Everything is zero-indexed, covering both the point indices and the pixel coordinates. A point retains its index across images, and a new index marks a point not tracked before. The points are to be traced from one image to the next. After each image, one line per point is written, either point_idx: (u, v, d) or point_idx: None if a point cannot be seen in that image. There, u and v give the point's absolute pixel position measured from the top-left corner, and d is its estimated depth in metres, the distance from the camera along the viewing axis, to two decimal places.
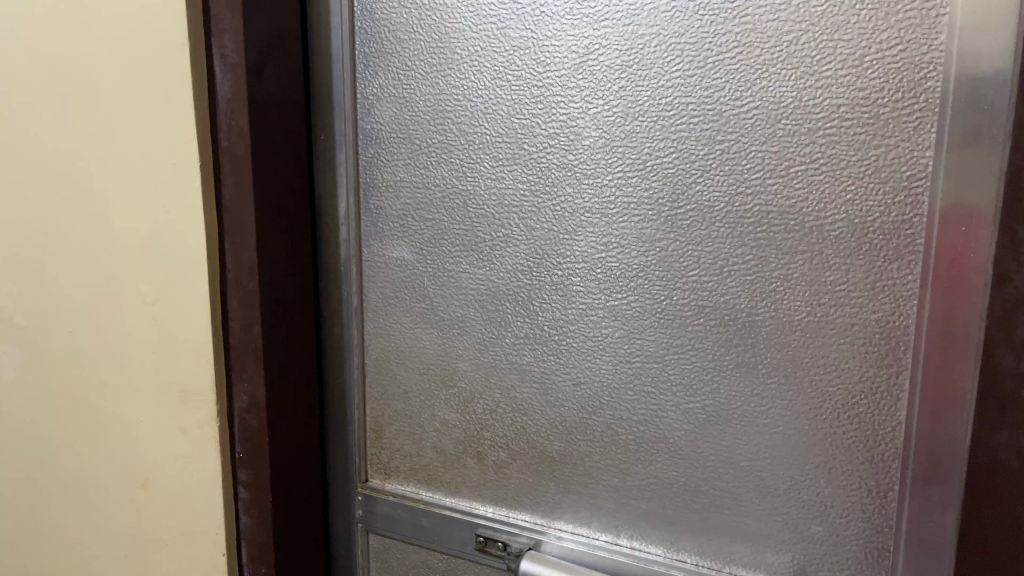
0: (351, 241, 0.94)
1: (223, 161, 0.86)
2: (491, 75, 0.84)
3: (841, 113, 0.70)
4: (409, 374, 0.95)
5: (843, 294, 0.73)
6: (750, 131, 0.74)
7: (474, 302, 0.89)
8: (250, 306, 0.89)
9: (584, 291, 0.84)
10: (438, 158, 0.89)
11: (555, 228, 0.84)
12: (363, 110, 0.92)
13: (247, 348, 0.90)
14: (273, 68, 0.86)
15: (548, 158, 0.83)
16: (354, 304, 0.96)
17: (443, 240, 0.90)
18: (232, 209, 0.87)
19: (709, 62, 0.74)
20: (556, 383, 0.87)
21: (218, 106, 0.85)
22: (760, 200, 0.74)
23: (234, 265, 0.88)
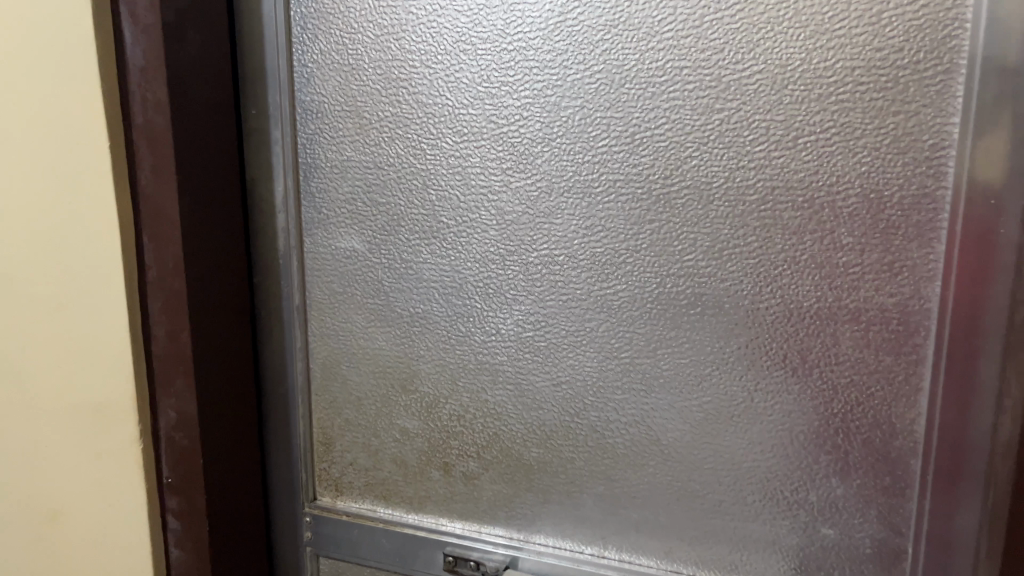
0: (291, 230, 0.82)
1: (137, 141, 0.73)
2: (453, 38, 0.74)
3: (856, 76, 0.63)
4: (362, 379, 0.85)
5: (857, 276, 0.66)
6: (754, 98, 0.66)
7: (438, 297, 0.80)
8: (175, 310, 0.76)
9: (566, 281, 0.75)
10: (393, 134, 0.78)
11: (531, 211, 0.74)
12: (300, 80, 0.80)
13: (174, 357, 0.78)
14: (193, 31, 0.74)
15: (522, 131, 0.73)
16: (297, 302, 0.84)
17: (400, 227, 0.79)
18: (150, 196, 0.74)
19: (706, 20, 0.66)
20: (533, 383, 0.78)
21: (128, 75, 0.72)
22: (764, 175, 0.67)
23: (154, 262, 0.76)
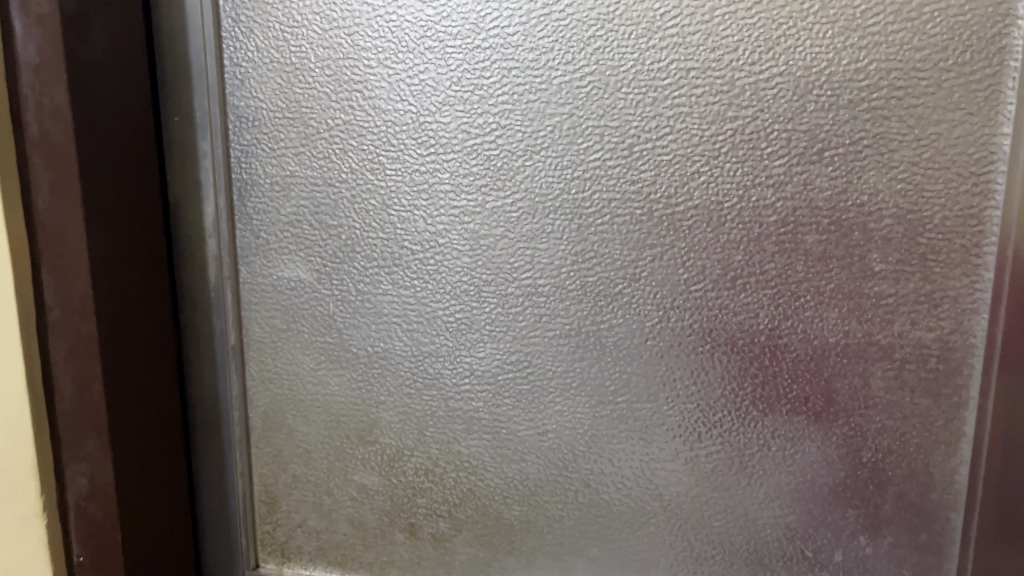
0: (224, 257, 0.70)
1: (31, 156, 0.60)
2: (417, 33, 0.63)
3: (892, 81, 0.55)
4: (311, 429, 0.73)
5: (891, 309, 0.58)
6: (773, 104, 0.57)
7: (402, 333, 0.69)
8: (82, 357, 0.64)
9: (551, 314, 0.65)
10: (345, 146, 0.66)
11: (511, 235, 0.64)
12: (232, 82, 0.68)
13: (83, 414, 0.65)
14: (99, 22, 0.61)
15: (500, 142, 0.63)
16: (232, 341, 0.72)
17: (355, 253, 0.68)
18: (49, 223, 0.61)
19: (717, 14, 0.57)
20: (514, 432, 0.68)
21: (19, 76, 0.59)
22: (783, 194, 0.58)
23: (55, 302, 0.63)
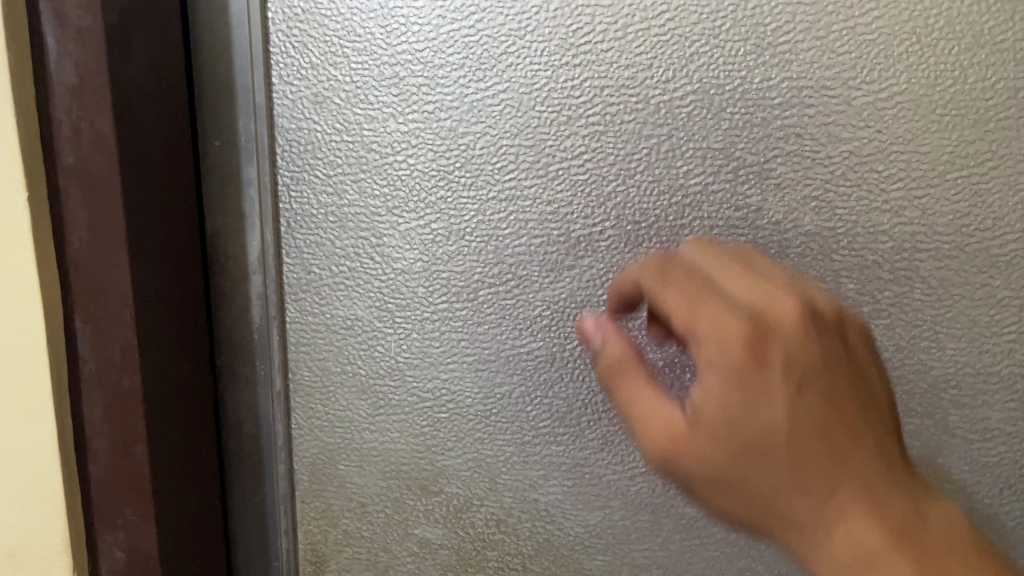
0: (271, 295, 0.63)
1: (66, 189, 0.51)
2: (497, 48, 0.57)
3: (1021, 99, 0.52)
4: (366, 481, 0.67)
5: (1014, 338, 0.55)
6: (891, 124, 0.54)
7: (473, 374, 0.63)
8: (124, 416, 0.55)
9: (643, 348, 0.61)
10: (412, 172, 0.61)
11: (600, 266, 0.60)
12: (280, 102, 0.61)
13: (123, 480, 0.56)
14: (140, 35, 0.53)
15: (590, 166, 0.58)
16: (278, 387, 0.65)
17: (422, 288, 0.62)
18: (86, 266, 0.52)
19: (833, 30, 0.54)
20: (600, 477, 0.63)
21: (52, 97, 0.50)
22: (901, 219, 0.55)
23: (92, 354, 0.54)
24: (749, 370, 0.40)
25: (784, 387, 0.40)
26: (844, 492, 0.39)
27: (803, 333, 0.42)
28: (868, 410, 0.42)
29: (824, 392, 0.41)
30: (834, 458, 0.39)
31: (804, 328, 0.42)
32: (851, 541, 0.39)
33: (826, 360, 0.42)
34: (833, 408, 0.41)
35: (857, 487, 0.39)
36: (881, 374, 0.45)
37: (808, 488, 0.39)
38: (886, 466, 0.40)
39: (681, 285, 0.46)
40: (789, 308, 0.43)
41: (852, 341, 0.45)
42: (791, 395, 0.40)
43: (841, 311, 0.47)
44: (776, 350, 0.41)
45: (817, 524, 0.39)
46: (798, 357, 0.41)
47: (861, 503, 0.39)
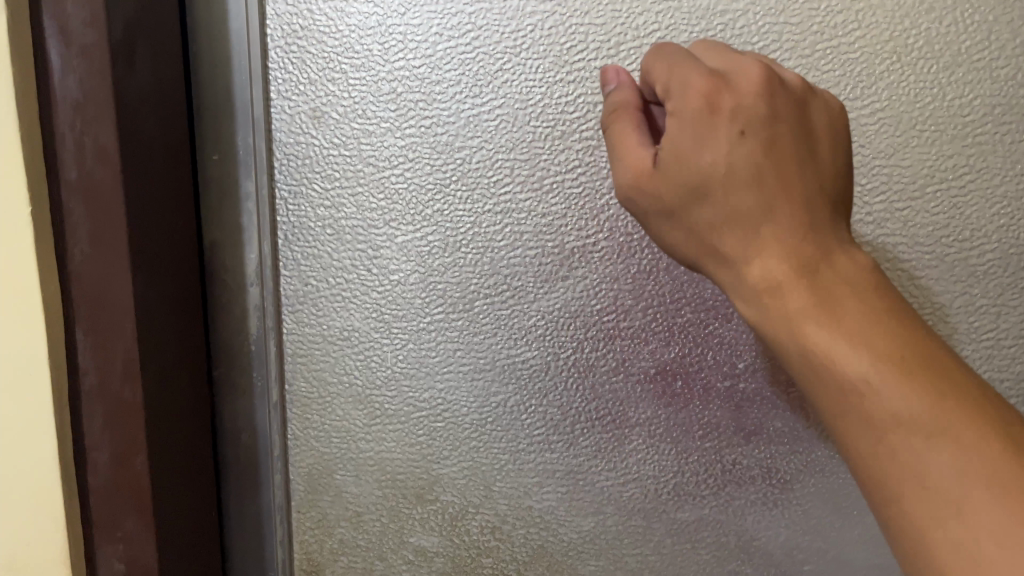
0: (268, 307, 0.64)
1: (67, 203, 0.50)
2: (493, 65, 0.59)
3: (997, 115, 0.55)
4: (362, 490, 0.67)
5: (992, 344, 0.57)
6: (875, 139, 0.56)
7: (469, 383, 0.64)
8: (125, 428, 0.54)
9: (635, 357, 0.62)
10: (409, 185, 0.62)
11: (593, 276, 0.61)
12: (278, 116, 0.62)
13: (124, 494, 0.55)
14: (143, 47, 0.53)
15: (583, 179, 0.60)
16: (275, 398, 0.65)
17: (419, 298, 0.64)
18: (87, 279, 0.51)
19: (818, 49, 0.56)
20: (593, 483, 0.64)
21: (54, 112, 0.49)
22: (884, 230, 0.57)
23: (92, 367, 0.53)
24: (704, 116, 0.43)
25: (724, 130, 0.43)
26: (854, 352, 0.38)
27: (756, 92, 0.44)
28: (852, 270, 0.41)
29: (766, 145, 0.43)
30: (811, 307, 0.39)
31: (760, 84, 0.44)
32: (872, 402, 0.37)
33: (774, 116, 0.44)
34: (771, 163, 0.42)
35: (861, 340, 0.38)
36: (845, 162, 0.46)
37: (821, 344, 0.39)
38: (901, 328, 0.38)
39: (665, 69, 0.48)
40: (747, 71, 0.45)
41: (813, 114, 0.46)
42: (730, 140, 0.42)
43: (812, 91, 0.47)
44: (725, 101, 0.43)
45: (837, 384, 0.38)
46: (744, 109, 0.43)
47: (874, 360, 0.37)
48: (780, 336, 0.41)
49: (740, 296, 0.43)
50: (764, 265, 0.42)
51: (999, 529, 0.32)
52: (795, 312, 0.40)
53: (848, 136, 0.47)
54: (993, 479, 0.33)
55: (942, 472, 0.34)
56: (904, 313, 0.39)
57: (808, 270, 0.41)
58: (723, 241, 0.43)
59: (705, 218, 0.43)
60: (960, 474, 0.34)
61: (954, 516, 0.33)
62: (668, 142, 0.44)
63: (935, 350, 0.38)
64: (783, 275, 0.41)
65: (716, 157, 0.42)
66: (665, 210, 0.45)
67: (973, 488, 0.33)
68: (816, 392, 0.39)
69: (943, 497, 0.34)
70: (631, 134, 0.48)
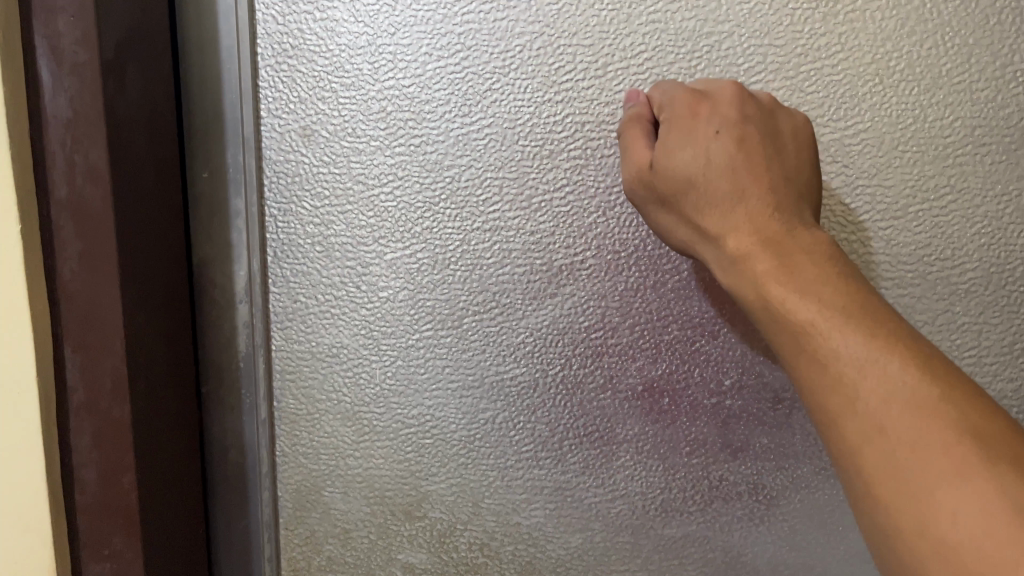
0: (257, 324, 0.64)
1: (57, 221, 0.50)
2: (482, 85, 0.60)
3: (978, 137, 0.56)
4: (351, 507, 0.67)
5: (974, 362, 0.58)
6: (858, 160, 0.57)
7: (457, 400, 0.65)
8: (112, 446, 0.54)
9: (623, 374, 0.63)
10: (399, 203, 0.62)
11: (581, 294, 0.62)
12: (268, 135, 0.62)
13: (111, 511, 0.55)
14: (134, 67, 0.53)
15: (571, 198, 0.61)
16: (264, 415, 0.65)
17: (408, 315, 0.64)
18: (76, 296, 0.51)
19: (801, 70, 0.57)
20: (581, 499, 0.65)
21: (45, 131, 0.49)
22: (868, 249, 0.58)
23: (80, 384, 0.53)
24: (682, 119, 0.51)
25: (704, 129, 0.50)
26: (809, 305, 0.41)
27: (731, 103, 0.51)
28: (810, 239, 0.45)
29: (739, 142, 0.49)
30: (773, 269, 0.44)
31: (734, 98, 0.52)
32: (823, 347, 0.40)
33: (743, 118, 0.51)
34: (744, 157, 0.49)
35: (815, 296, 0.41)
36: (810, 159, 0.52)
37: (781, 300, 0.42)
38: (851, 286, 0.42)
39: (661, 93, 0.55)
40: (723, 89, 0.53)
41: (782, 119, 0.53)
42: (710, 140, 0.49)
43: (782, 107, 0.54)
44: (702, 108, 0.51)
45: (792, 332, 0.41)
46: (720, 114, 0.50)
47: (825, 311, 0.40)
48: (747, 295, 0.45)
49: (717, 266, 0.48)
50: (738, 239, 0.46)
51: (930, 458, 0.35)
52: (760, 273, 0.44)
53: (815, 143, 0.53)
54: (930, 413, 0.36)
55: (883, 408, 0.37)
56: (855, 275, 0.43)
57: (772, 239, 0.45)
58: (701, 220, 0.48)
59: (688, 205, 0.49)
60: (900, 409, 0.37)
61: (893, 449, 0.36)
62: (659, 143, 0.51)
63: (880, 305, 0.41)
64: (750, 246, 0.45)
65: (698, 153, 0.49)
66: (657, 198, 0.52)
67: (895, 409, 0.37)
68: (778, 344, 0.43)
69: (885, 432, 0.37)
70: (637, 135, 0.54)
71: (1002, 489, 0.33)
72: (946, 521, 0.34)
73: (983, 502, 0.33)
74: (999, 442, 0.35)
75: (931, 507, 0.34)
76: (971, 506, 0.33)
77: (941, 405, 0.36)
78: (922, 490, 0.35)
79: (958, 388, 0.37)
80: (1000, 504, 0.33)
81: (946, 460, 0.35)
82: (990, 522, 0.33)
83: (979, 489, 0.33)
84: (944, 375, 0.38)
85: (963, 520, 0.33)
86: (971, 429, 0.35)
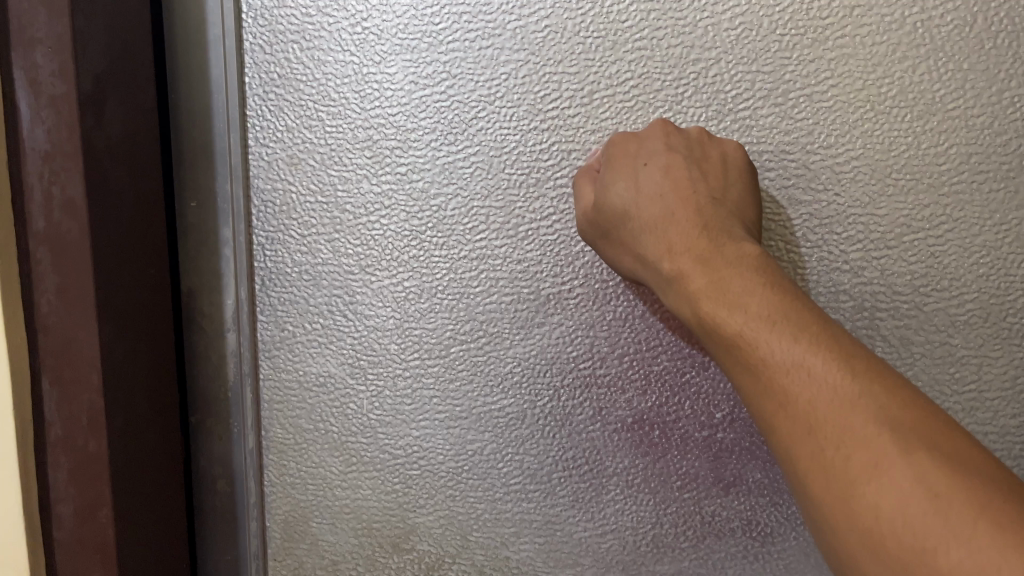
0: (243, 353, 0.63)
1: (34, 254, 0.49)
2: (467, 113, 0.59)
3: (974, 164, 0.55)
4: (338, 538, 0.66)
5: (975, 397, 0.56)
6: (849, 187, 0.56)
7: (445, 431, 0.64)
8: (88, 483, 0.53)
9: (612, 406, 0.61)
10: (385, 231, 0.62)
11: (569, 323, 0.61)
12: (255, 164, 0.62)
13: (87, 548, 0.53)
14: (114, 100, 0.53)
15: (558, 227, 0.60)
16: (251, 445, 0.65)
17: (395, 345, 0.63)
18: (54, 329, 0.50)
19: (791, 96, 0.56)
20: (571, 534, 0.63)
21: (22, 162, 0.48)
22: (861, 280, 0.56)
23: (56, 419, 0.51)
24: (612, 161, 0.53)
25: (635, 167, 0.51)
26: (737, 317, 0.41)
27: (658, 138, 0.53)
28: (741, 249, 0.45)
29: (669, 169, 0.51)
30: (704, 287, 0.44)
31: (662, 132, 0.53)
32: (754, 360, 0.40)
33: (671, 148, 0.52)
34: (673, 180, 0.50)
35: (741, 308, 0.41)
36: (750, 172, 0.53)
37: (712, 315, 0.43)
38: (779, 294, 0.42)
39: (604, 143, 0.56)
40: (652, 126, 0.54)
41: (715, 146, 0.53)
42: (640, 171, 0.51)
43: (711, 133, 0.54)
44: (632, 146, 0.53)
45: (724, 345, 0.42)
46: (649, 150, 0.52)
47: (753, 321, 0.41)
48: (686, 313, 0.45)
49: (659, 287, 0.48)
50: (673, 259, 0.46)
51: (855, 454, 0.36)
52: (693, 290, 0.44)
53: (749, 162, 0.54)
54: (854, 410, 0.37)
55: (808, 409, 0.38)
56: (785, 279, 0.43)
57: (703, 256, 0.45)
58: (639, 242, 0.49)
59: (628, 228, 0.50)
60: (827, 408, 0.37)
61: (821, 447, 0.37)
62: (599, 182, 0.53)
63: (809, 308, 0.42)
64: (684, 265, 0.46)
65: (629, 186, 0.51)
66: (606, 237, 0.53)
67: (819, 405, 0.37)
68: (719, 362, 0.43)
69: (814, 432, 0.37)
70: (585, 182, 0.55)
71: (921, 475, 0.34)
72: (870, 512, 0.34)
73: (905, 493, 0.34)
74: (923, 432, 0.35)
75: (859, 498, 0.35)
76: (894, 500, 0.34)
77: (859, 400, 0.37)
78: (850, 484, 0.35)
79: (884, 383, 0.38)
80: (919, 493, 0.33)
81: (868, 455, 0.35)
82: (911, 508, 0.33)
83: (900, 480, 0.34)
84: (867, 371, 0.38)
85: (888, 510, 0.34)
86: (888, 421, 0.36)
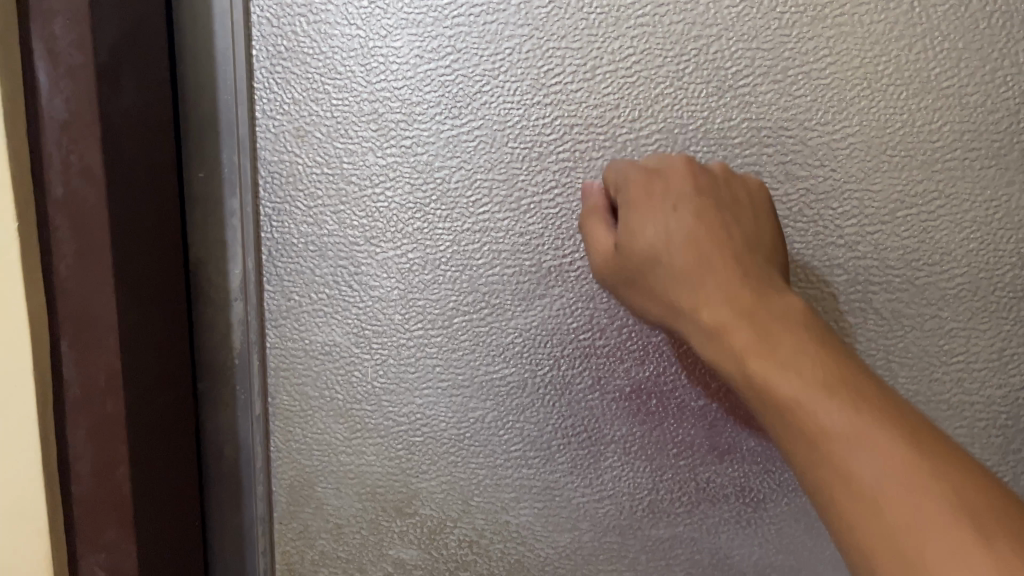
0: (251, 322, 0.65)
1: (52, 220, 0.50)
2: (471, 87, 0.60)
3: (966, 141, 0.56)
4: (344, 502, 0.68)
5: (962, 367, 0.58)
6: (846, 163, 0.57)
7: (448, 399, 0.65)
8: (106, 442, 0.54)
9: (611, 375, 0.63)
10: (391, 203, 0.63)
11: (569, 295, 0.62)
12: (263, 135, 0.63)
13: (105, 505, 0.55)
14: (128, 72, 0.53)
15: (560, 200, 0.61)
16: (257, 412, 0.66)
17: (399, 315, 0.65)
18: (72, 293, 0.52)
19: (789, 74, 0.57)
20: (569, 499, 0.65)
21: (41, 131, 0.49)
22: (856, 254, 0.58)
23: (76, 380, 0.53)
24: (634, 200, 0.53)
25: (662, 205, 0.52)
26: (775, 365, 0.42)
27: (682, 175, 0.53)
28: (773, 298, 0.46)
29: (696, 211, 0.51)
30: (740, 335, 0.44)
31: (684, 168, 0.54)
32: (791, 405, 0.40)
33: (696, 186, 0.53)
34: (700, 219, 0.51)
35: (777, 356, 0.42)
36: (771, 214, 0.54)
37: (749, 363, 0.43)
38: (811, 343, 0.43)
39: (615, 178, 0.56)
40: (672, 161, 0.55)
41: (739, 187, 0.54)
42: (669, 212, 0.51)
43: (733, 175, 0.55)
44: (657, 183, 0.53)
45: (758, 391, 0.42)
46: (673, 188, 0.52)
47: (788, 369, 0.41)
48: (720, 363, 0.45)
49: (689, 333, 0.48)
50: (706, 304, 0.47)
51: (893, 490, 0.36)
52: (727, 338, 0.45)
53: (770, 203, 0.55)
54: (893, 449, 0.37)
55: (847, 449, 0.38)
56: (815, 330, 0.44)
57: (736, 303, 0.46)
58: (668, 286, 0.49)
59: (654, 274, 0.50)
60: (840, 432, 0.39)
61: (860, 488, 0.37)
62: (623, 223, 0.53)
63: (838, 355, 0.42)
64: (717, 312, 0.46)
65: (655, 228, 0.51)
66: (630, 287, 0.53)
67: (857, 444, 0.38)
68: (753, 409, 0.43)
69: (849, 474, 0.38)
70: (599, 226, 0.56)
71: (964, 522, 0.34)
72: (910, 551, 0.35)
73: (945, 534, 0.34)
74: (958, 477, 0.36)
75: (901, 538, 0.35)
76: (936, 547, 0.34)
77: (897, 440, 0.37)
78: (892, 525, 0.36)
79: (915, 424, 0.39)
80: (961, 539, 0.34)
81: (906, 493, 0.36)
82: (952, 552, 0.34)
83: (939, 519, 0.35)
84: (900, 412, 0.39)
85: (930, 553, 0.34)
86: (926, 464, 0.37)
